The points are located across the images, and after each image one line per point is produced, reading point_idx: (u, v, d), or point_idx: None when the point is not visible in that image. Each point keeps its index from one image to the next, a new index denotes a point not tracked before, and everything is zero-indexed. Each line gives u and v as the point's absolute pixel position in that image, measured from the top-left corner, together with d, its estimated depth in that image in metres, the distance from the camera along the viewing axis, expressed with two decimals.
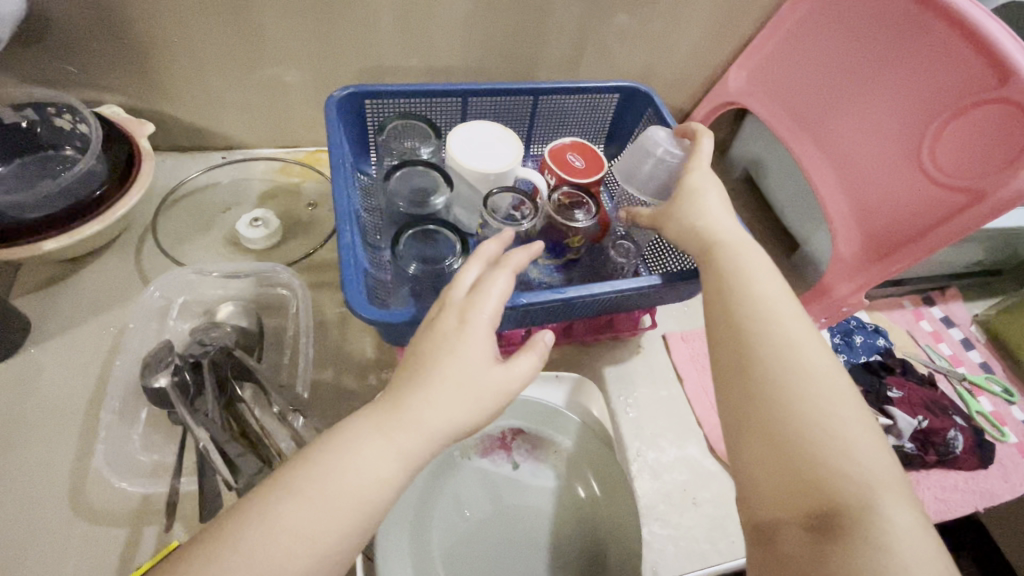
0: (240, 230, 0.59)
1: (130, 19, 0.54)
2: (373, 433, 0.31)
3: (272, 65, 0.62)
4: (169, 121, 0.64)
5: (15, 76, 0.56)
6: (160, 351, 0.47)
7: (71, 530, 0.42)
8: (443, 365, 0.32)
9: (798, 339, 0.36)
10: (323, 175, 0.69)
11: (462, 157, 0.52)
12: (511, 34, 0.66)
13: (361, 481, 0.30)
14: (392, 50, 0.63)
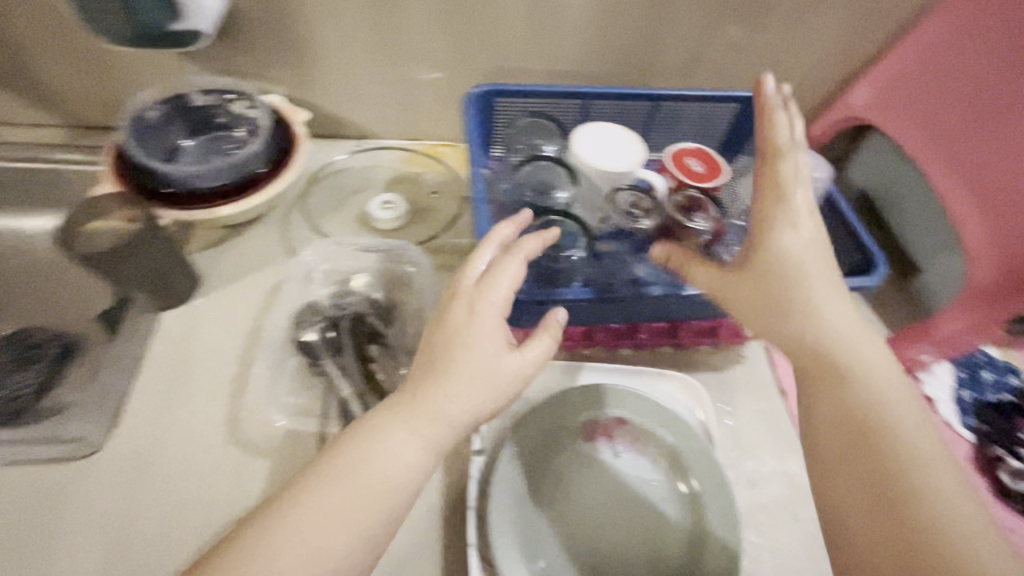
0: (371, 211, 0.65)
1: (300, 18, 0.61)
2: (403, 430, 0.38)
3: (410, 63, 0.67)
4: (315, 110, 0.71)
5: (202, 65, 0.65)
6: (308, 310, 0.53)
7: (226, 456, 0.49)
8: (459, 361, 0.39)
9: (871, 357, 0.37)
10: (442, 167, 0.74)
11: (587, 156, 0.55)
12: (633, 41, 0.68)
13: (393, 465, 0.37)
14: (519, 53, 0.67)
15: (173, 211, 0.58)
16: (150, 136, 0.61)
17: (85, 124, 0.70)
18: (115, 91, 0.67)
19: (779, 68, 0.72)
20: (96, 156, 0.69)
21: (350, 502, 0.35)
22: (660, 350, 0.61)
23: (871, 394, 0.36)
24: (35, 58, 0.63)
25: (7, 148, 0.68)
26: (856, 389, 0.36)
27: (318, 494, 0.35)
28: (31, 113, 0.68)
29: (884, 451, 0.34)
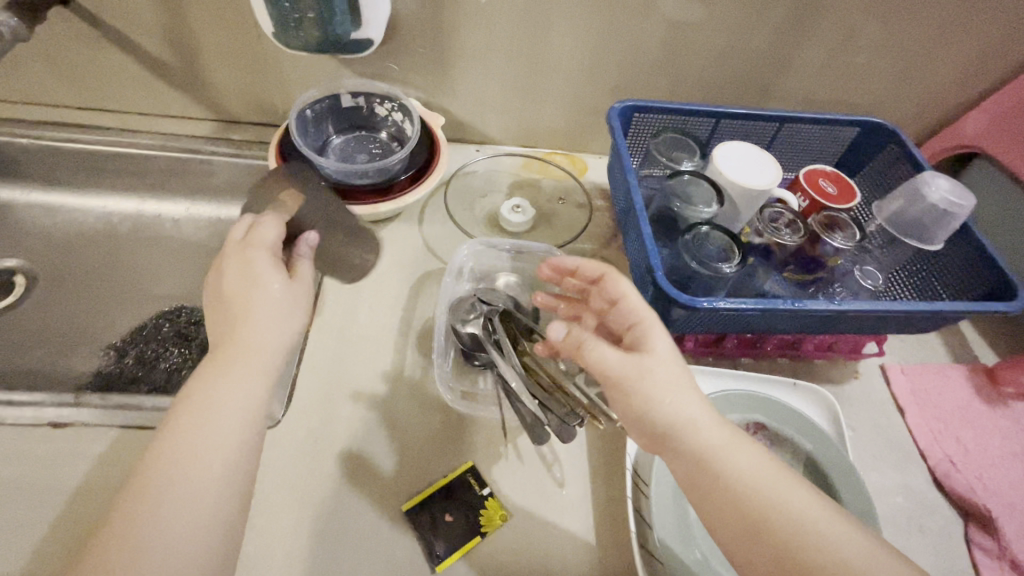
0: (503, 214, 0.69)
1: (454, 30, 0.65)
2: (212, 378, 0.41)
3: (544, 76, 0.71)
4: (445, 115, 0.76)
5: (353, 70, 0.69)
6: (462, 303, 0.57)
7: (393, 435, 0.52)
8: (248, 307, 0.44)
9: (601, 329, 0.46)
10: (560, 174, 0.77)
11: (731, 172, 0.58)
12: (758, 64, 0.70)
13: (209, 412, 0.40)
14: (648, 71, 0.71)
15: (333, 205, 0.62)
16: (306, 133, 0.66)
17: (232, 119, 0.75)
18: (267, 90, 0.72)
19: (895, 95, 0.74)
20: (243, 149, 0.74)
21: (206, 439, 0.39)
22: (781, 361, 0.63)
23: (733, 472, 0.38)
24: (202, 56, 0.67)
25: (161, 138, 0.73)
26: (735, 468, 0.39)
27: (175, 434, 0.38)
28: (185, 106, 0.74)
29: (769, 525, 0.37)
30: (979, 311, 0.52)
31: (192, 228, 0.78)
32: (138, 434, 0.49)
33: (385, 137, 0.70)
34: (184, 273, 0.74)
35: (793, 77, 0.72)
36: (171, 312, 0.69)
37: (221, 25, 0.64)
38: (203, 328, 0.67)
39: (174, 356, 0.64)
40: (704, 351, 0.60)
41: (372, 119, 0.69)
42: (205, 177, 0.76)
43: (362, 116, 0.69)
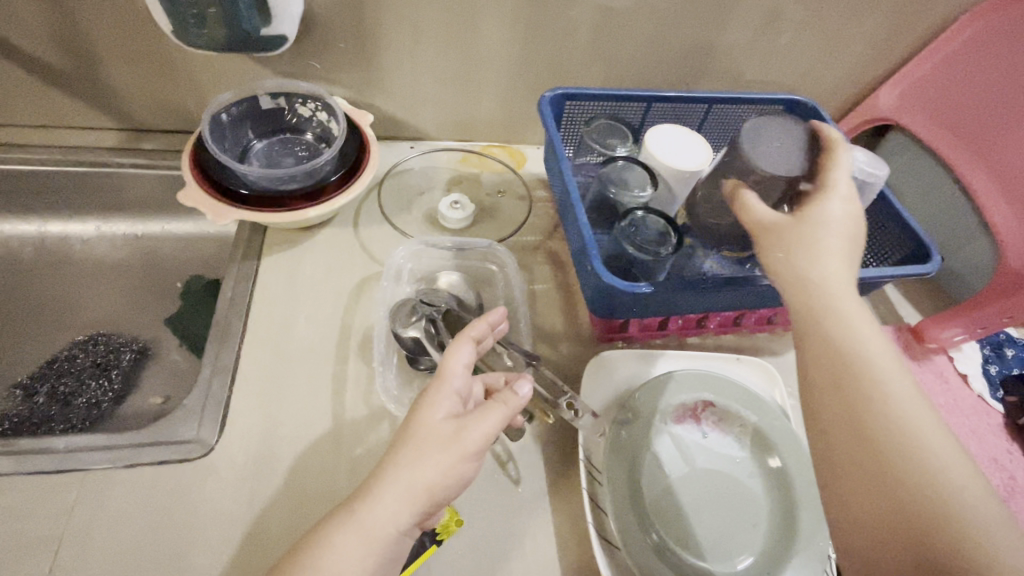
0: (441, 211, 0.67)
1: (376, 24, 0.63)
2: (355, 540, 0.35)
3: (476, 68, 0.70)
4: (375, 112, 0.73)
5: (271, 69, 0.65)
6: (403, 306, 0.55)
7: (339, 450, 0.50)
8: (414, 446, 0.36)
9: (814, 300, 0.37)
10: (498, 167, 0.76)
11: (664, 155, 0.58)
12: (686, 48, 0.71)
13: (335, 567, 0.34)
14: (579, 59, 0.71)
15: (258, 215, 0.59)
16: (223, 139, 0.62)
17: (141, 127, 0.70)
18: (178, 93, 0.67)
19: (813, 73, 0.77)
20: (157, 160, 0.69)
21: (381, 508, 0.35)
22: (724, 338, 0.65)
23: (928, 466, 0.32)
24: (99, 59, 0.62)
25: (61, 152, 0.67)
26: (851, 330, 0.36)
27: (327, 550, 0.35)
28: (86, 116, 0.68)
29: (865, 408, 0.34)
30: (899, 275, 0.54)
31: (106, 247, 0.72)
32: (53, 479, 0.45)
33: (311, 138, 0.67)
34: (100, 298, 0.69)
35: (719, 59, 0.73)
36: (87, 342, 0.63)
37: (117, 25, 0.59)
38: (125, 356, 0.63)
39: (94, 389, 0.60)
40: (649, 334, 0.61)
41: (295, 120, 0.66)
42: (117, 192, 0.70)
43: (284, 118, 0.66)
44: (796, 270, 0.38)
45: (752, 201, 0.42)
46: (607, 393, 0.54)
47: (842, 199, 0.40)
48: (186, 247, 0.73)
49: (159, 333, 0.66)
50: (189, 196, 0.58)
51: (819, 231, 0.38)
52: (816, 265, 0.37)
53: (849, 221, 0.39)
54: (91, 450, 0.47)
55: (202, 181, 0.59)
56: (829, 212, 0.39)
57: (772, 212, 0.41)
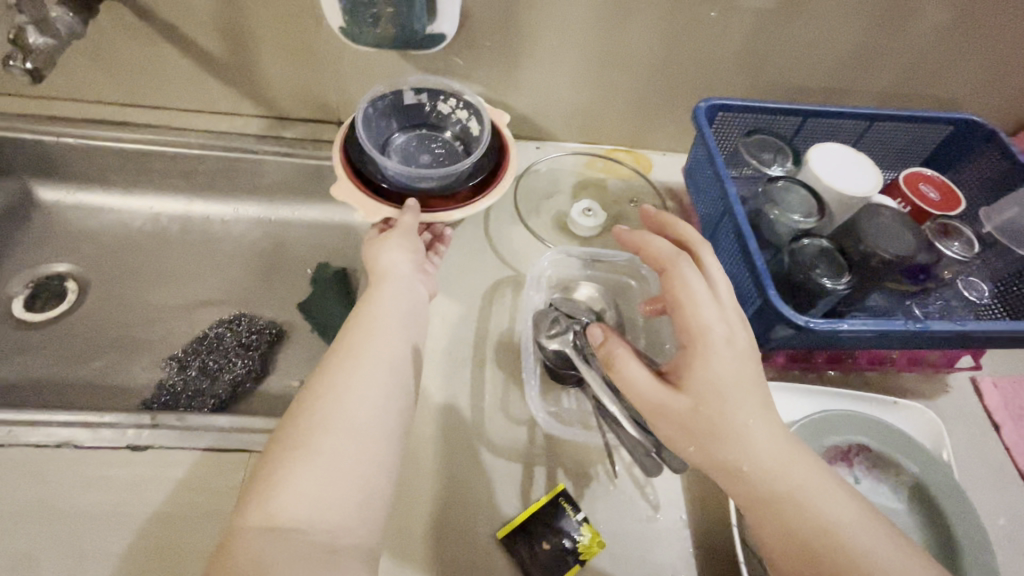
0: (573, 217, 0.66)
1: (525, 21, 0.61)
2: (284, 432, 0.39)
3: (616, 70, 0.67)
4: (506, 110, 0.72)
5: (414, 64, 0.65)
6: (545, 316, 0.54)
7: (478, 455, 0.51)
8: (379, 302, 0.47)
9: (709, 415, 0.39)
10: (625, 173, 0.74)
11: (829, 178, 0.54)
12: (846, 56, 0.66)
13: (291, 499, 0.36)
14: (727, 64, 0.67)
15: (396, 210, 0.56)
16: (369, 132, 0.61)
17: (283, 115, 0.72)
18: (323, 84, 0.68)
19: (987, 89, 0.69)
20: (298, 149, 0.71)
21: (320, 469, 0.37)
22: (870, 375, 0.60)
23: None
24: (256, 49, 0.64)
25: (210, 137, 0.70)
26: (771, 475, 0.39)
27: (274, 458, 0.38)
28: (234, 102, 0.70)
29: (808, 533, 0.37)
30: None
31: (242, 228, 0.75)
32: (221, 456, 0.48)
33: (449, 137, 0.66)
34: (237, 277, 0.72)
35: (881, 69, 0.67)
36: (230, 320, 0.67)
37: (279, 16, 0.60)
38: (265, 337, 0.65)
39: (238, 367, 0.63)
40: (792, 365, 0.57)
41: (435, 118, 0.66)
42: (256, 177, 0.73)
43: (424, 115, 0.66)
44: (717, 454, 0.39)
45: (631, 372, 0.41)
46: None
47: (725, 348, 0.40)
48: (315, 233, 0.75)
49: (291, 317, 0.69)
50: (338, 190, 0.57)
51: (717, 407, 0.39)
52: (736, 444, 0.39)
53: (738, 381, 0.40)
54: (252, 432, 0.49)
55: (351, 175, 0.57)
56: (721, 379, 0.39)
57: (657, 381, 0.41)
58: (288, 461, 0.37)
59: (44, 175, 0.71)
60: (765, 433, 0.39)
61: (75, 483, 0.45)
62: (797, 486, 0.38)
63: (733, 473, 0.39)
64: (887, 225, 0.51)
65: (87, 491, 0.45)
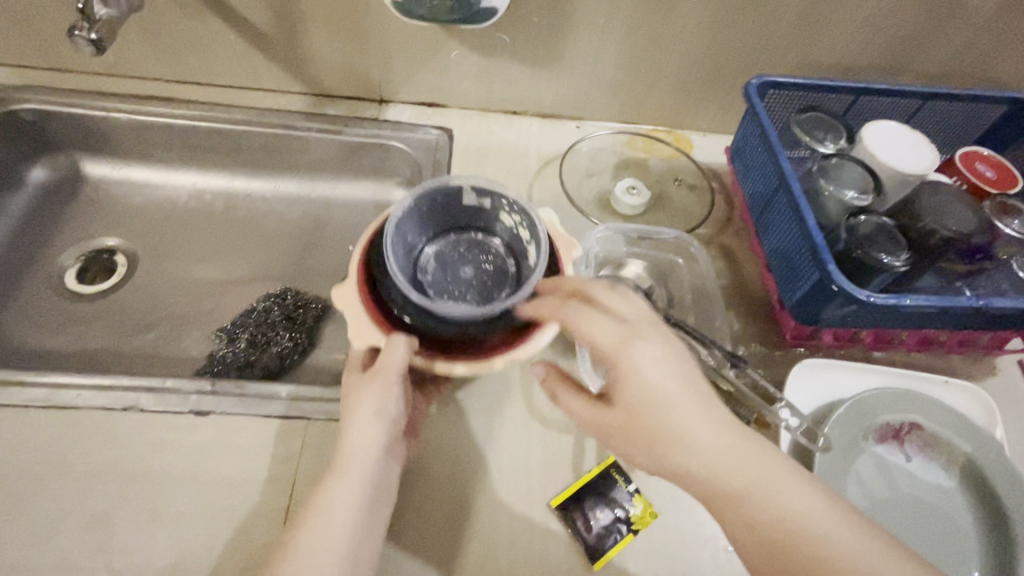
0: (616, 194, 0.66)
1: None
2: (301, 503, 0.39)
3: (663, 47, 0.66)
4: (549, 88, 0.71)
5: (460, 40, 0.65)
6: None
7: (530, 427, 0.51)
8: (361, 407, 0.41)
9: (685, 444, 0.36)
10: (667, 153, 0.73)
11: (885, 155, 0.54)
12: (900, 34, 0.65)
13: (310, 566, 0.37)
14: (777, 42, 0.65)
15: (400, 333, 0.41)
16: (405, 232, 0.45)
17: (326, 92, 0.72)
18: (367, 61, 0.68)
19: None
20: (340, 126, 0.71)
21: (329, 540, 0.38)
22: (918, 356, 0.60)
23: None
24: (304, 25, 0.64)
25: (255, 113, 0.71)
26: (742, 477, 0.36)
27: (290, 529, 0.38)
28: (279, 79, 0.71)
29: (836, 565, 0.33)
30: None
31: (285, 205, 0.76)
32: (281, 422, 0.49)
33: (500, 247, 0.49)
34: (279, 252, 0.73)
35: (936, 47, 0.66)
36: (278, 295, 0.67)
37: None
38: (311, 312, 0.66)
39: (286, 340, 0.63)
40: (839, 344, 0.57)
41: (485, 229, 0.49)
42: (298, 154, 0.73)
43: (472, 216, 0.48)
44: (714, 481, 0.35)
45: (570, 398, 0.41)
46: (808, 402, 0.52)
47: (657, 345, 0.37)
48: (356, 211, 0.76)
49: (335, 293, 0.70)
50: (341, 297, 0.42)
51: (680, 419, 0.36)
52: (726, 463, 0.35)
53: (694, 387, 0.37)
54: (310, 401, 0.49)
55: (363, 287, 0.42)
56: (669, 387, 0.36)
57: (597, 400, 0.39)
58: (311, 515, 0.38)
59: (93, 150, 0.72)
60: (750, 449, 0.36)
61: (143, 446, 0.46)
62: (805, 506, 0.35)
63: (736, 499, 0.35)
64: (946, 204, 0.51)
65: (155, 454, 0.46)
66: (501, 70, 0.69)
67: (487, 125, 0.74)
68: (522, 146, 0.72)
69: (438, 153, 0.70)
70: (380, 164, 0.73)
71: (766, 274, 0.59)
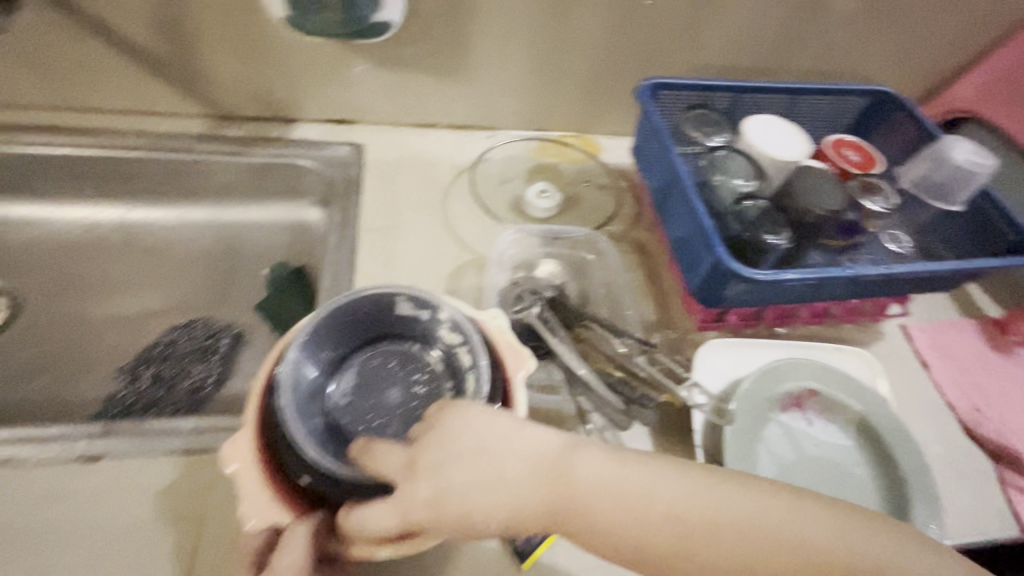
0: (529, 199, 0.68)
1: (473, 11, 0.62)
2: None
3: (564, 56, 0.69)
4: (458, 100, 0.72)
5: (363, 56, 0.65)
6: (510, 294, 0.56)
7: None
8: None
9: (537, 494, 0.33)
10: (577, 157, 0.76)
11: (765, 145, 0.58)
12: (774, 36, 0.70)
13: None
14: (668, 48, 0.70)
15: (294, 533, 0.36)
16: (322, 346, 0.43)
17: (227, 114, 0.70)
18: (268, 79, 0.66)
19: (897, 63, 0.75)
20: (246, 148, 0.69)
21: None
22: (816, 328, 0.65)
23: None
24: (196, 46, 0.62)
25: (150, 139, 0.67)
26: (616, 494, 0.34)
27: None
28: (175, 102, 0.68)
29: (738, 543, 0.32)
30: (1001, 269, 0.54)
31: (192, 234, 0.72)
32: (188, 459, 0.46)
33: (437, 361, 0.46)
34: (190, 282, 0.69)
35: (806, 48, 0.72)
36: (185, 326, 0.64)
37: (219, 11, 0.58)
38: (223, 341, 0.63)
39: (198, 373, 0.60)
40: (744, 323, 0.61)
41: (424, 337, 0.46)
42: (202, 179, 0.70)
43: (411, 325, 0.46)
44: (591, 523, 0.33)
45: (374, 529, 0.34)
46: (716, 379, 0.55)
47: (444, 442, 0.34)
48: (270, 233, 0.73)
49: (250, 320, 0.67)
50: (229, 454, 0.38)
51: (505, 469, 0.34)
52: (576, 491, 0.33)
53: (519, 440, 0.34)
54: (217, 431, 0.47)
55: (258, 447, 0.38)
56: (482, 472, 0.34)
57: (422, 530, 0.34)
58: None
59: None
60: (589, 459, 0.34)
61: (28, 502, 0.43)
62: (670, 497, 0.33)
63: (611, 527, 0.33)
64: (823, 187, 0.55)
65: (45, 504, 0.43)
66: (408, 83, 0.69)
67: (400, 139, 0.74)
68: (436, 158, 0.73)
69: (351, 170, 0.69)
70: (291, 183, 0.72)
71: (674, 266, 0.62)
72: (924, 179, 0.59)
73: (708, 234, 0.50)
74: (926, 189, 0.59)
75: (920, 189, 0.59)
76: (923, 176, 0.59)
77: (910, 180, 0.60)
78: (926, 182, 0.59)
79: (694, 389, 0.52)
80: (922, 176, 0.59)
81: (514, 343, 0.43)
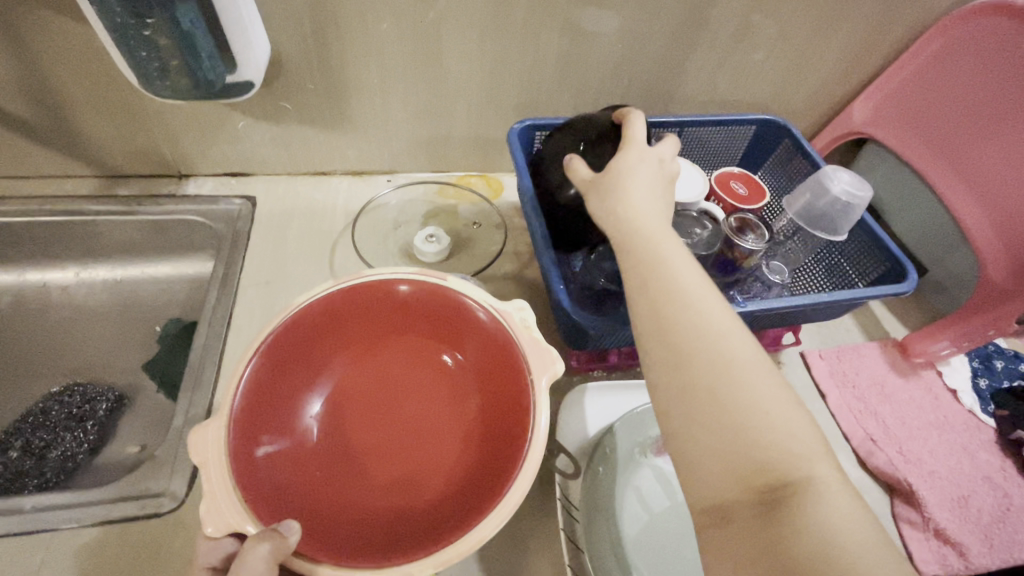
0: (418, 245, 0.68)
1: (343, 63, 0.62)
2: None
3: (446, 101, 0.69)
4: (349, 146, 0.73)
5: (242, 111, 0.66)
6: None
7: None
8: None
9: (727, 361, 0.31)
10: (475, 197, 0.76)
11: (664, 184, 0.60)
12: (658, 70, 0.70)
13: None
14: (549, 90, 0.70)
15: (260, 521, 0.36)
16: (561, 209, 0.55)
17: (118, 173, 0.71)
18: (150, 137, 0.67)
19: (787, 93, 0.75)
20: (133, 206, 0.69)
21: None
22: None
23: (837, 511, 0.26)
24: (71, 111, 0.62)
25: (35, 203, 0.67)
26: (692, 313, 0.33)
27: None
28: (62, 165, 0.69)
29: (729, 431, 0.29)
30: (873, 295, 0.54)
31: (82, 294, 0.71)
32: (34, 537, 0.48)
33: None
34: (79, 344, 0.69)
35: (693, 82, 0.72)
36: (64, 393, 0.64)
37: (85, 78, 0.59)
38: (101, 406, 0.63)
39: (69, 441, 0.59)
40: (632, 362, 0.61)
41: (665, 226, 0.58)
42: (90, 240, 0.70)
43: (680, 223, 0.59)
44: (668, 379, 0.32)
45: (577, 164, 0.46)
46: (586, 427, 0.54)
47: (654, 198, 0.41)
48: (165, 289, 0.72)
49: (138, 380, 0.66)
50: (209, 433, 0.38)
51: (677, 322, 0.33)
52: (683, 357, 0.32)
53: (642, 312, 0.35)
54: (59, 510, 0.49)
55: (233, 442, 0.38)
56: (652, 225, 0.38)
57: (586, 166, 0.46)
58: None
59: None
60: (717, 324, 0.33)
61: None
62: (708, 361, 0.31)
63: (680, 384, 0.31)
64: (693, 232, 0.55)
65: None
66: (296, 135, 0.70)
67: (295, 189, 0.75)
68: (329, 206, 0.74)
69: (240, 223, 0.70)
70: (184, 238, 0.71)
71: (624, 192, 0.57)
72: (808, 208, 0.59)
73: (556, 289, 0.52)
74: (813, 217, 0.59)
75: (805, 219, 0.59)
76: (807, 204, 0.59)
77: (794, 211, 0.60)
78: (809, 210, 0.59)
79: (559, 456, 0.53)
80: (805, 204, 0.59)
81: (538, 341, 0.43)
